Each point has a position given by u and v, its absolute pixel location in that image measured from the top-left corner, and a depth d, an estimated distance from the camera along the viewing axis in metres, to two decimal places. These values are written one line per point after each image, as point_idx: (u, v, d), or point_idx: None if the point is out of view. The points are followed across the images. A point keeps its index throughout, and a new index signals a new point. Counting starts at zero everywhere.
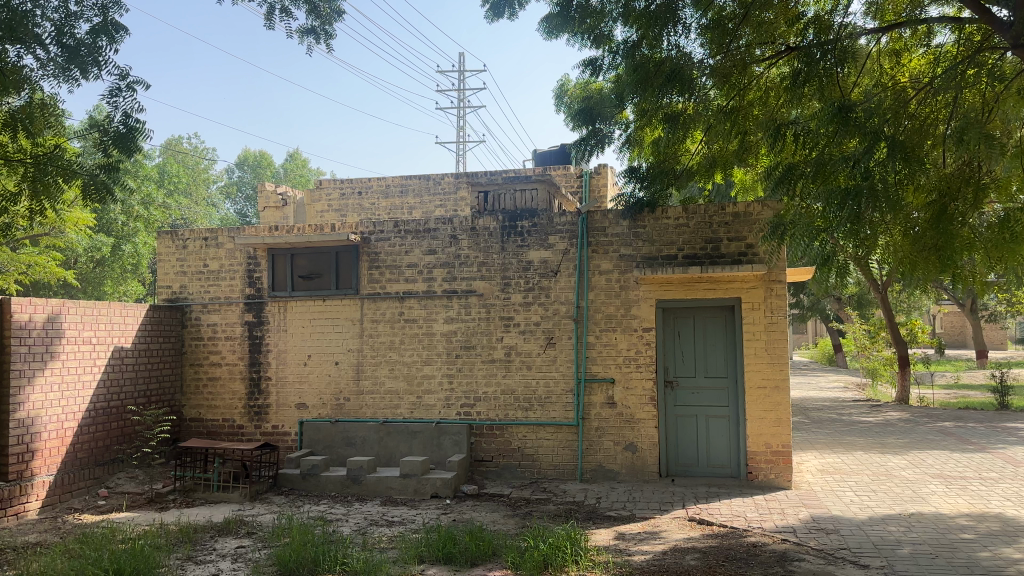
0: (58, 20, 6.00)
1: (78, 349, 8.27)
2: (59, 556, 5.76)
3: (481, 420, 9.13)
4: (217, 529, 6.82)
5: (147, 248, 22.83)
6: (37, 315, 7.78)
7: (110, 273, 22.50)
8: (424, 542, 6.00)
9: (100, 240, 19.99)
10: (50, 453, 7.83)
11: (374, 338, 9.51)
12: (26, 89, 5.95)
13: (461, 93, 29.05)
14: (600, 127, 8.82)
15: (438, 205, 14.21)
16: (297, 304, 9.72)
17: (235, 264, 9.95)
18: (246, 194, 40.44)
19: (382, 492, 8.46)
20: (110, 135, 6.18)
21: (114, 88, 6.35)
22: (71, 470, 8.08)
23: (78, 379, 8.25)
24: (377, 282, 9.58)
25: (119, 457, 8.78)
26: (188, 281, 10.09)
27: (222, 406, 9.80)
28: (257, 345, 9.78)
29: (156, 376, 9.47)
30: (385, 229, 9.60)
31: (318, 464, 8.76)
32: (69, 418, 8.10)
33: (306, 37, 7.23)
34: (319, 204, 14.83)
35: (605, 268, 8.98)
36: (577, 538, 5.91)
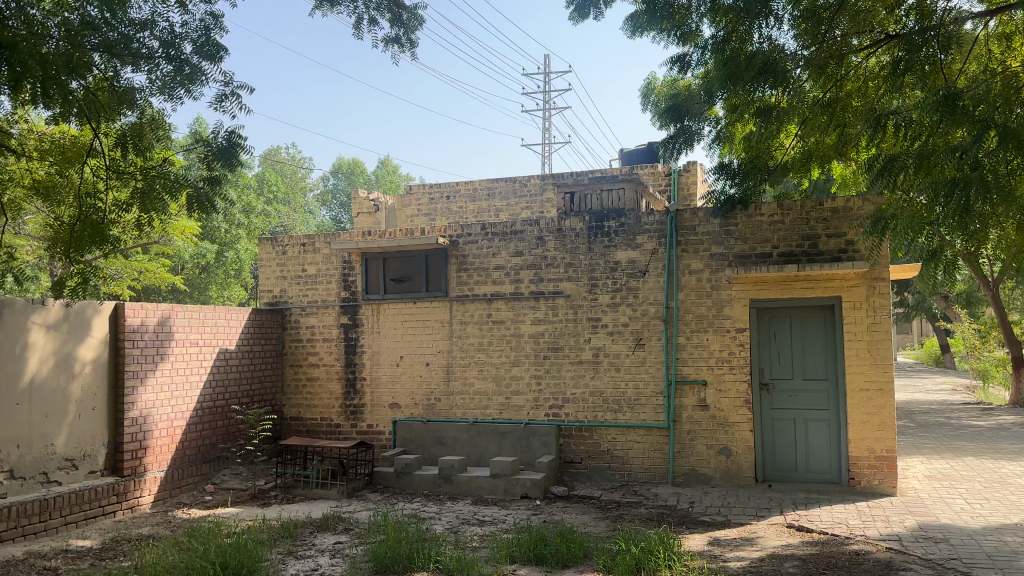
0: (164, 39, 6.18)
1: (186, 351, 8.67)
2: (170, 549, 6.06)
3: (571, 422, 9.11)
4: (315, 525, 7.03)
5: (248, 254, 23.74)
6: (148, 319, 8.19)
7: (214, 279, 23.51)
8: (516, 542, 6.03)
9: (205, 248, 20.88)
10: (161, 450, 8.24)
11: (463, 339, 9.62)
12: (136, 106, 6.19)
13: (547, 95, 29.06)
14: (690, 123, 8.65)
15: (525, 207, 14.25)
16: (389, 307, 9.94)
17: (332, 268, 10.26)
18: (340, 201, 41.58)
19: (473, 492, 8.55)
20: (213, 148, 6.49)
21: (222, 95, 6.48)
22: (180, 467, 8.48)
23: (186, 380, 8.65)
24: (466, 284, 9.69)
25: (224, 454, 9.17)
26: (287, 285, 10.47)
27: (320, 405, 10.12)
28: (351, 346, 10.05)
29: (258, 376, 9.85)
30: (474, 232, 9.71)
31: (411, 463, 8.91)
32: (179, 417, 8.51)
33: (389, 46, 7.36)
34: (409, 208, 15.12)
35: (696, 267, 8.81)
36: (670, 542, 5.81)
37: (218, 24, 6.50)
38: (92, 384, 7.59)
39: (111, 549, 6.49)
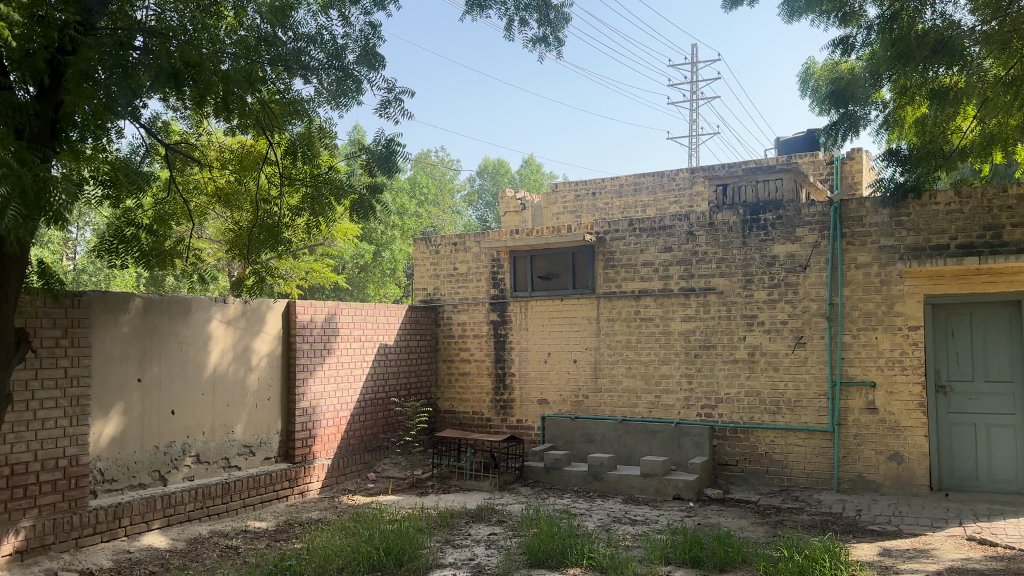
0: (324, 57, 6.40)
1: (350, 346, 9.12)
2: (338, 533, 6.41)
3: (725, 422, 8.86)
4: (471, 516, 7.22)
5: (402, 254, 24.68)
6: (317, 316, 8.68)
7: (371, 278, 24.60)
8: (670, 544, 5.93)
9: (363, 248, 21.90)
10: (328, 439, 8.73)
11: (611, 336, 9.56)
12: (304, 118, 6.56)
13: (694, 86, 28.31)
14: (855, 109, 8.03)
15: (673, 201, 13.95)
16: (537, 304, 10.04)
17: (481, 266, 10.49)
18: (487, 201, 42.40)
19: (623, 491, 8.48)
20: (373, 156, 6.63)
21: (386, 102, 6.68)
22: (345, 455, 8.95)
23: (351, 373, 9.12)
24: (614, 281, 9.62)
25: (384, 444, 9.60)
26: (439, 283, 10.82)
27: (472, 399, 10.37)
28: (501, 342, 10.25)
29: (414, 370, 10.23)
30: (621, 228, 9.63)
31: (560, 459, 8.97)
32: (344, 408, 8.99)
33: (537, 46, 7.40)
34: (555, 206, 15.23)
35: (862, 261, 8.32)
36: (836, 550, 5.52)
37: (377, 33, 6.54)
38: (267, 376, 8.17)
39: (284, 531, 6.96)
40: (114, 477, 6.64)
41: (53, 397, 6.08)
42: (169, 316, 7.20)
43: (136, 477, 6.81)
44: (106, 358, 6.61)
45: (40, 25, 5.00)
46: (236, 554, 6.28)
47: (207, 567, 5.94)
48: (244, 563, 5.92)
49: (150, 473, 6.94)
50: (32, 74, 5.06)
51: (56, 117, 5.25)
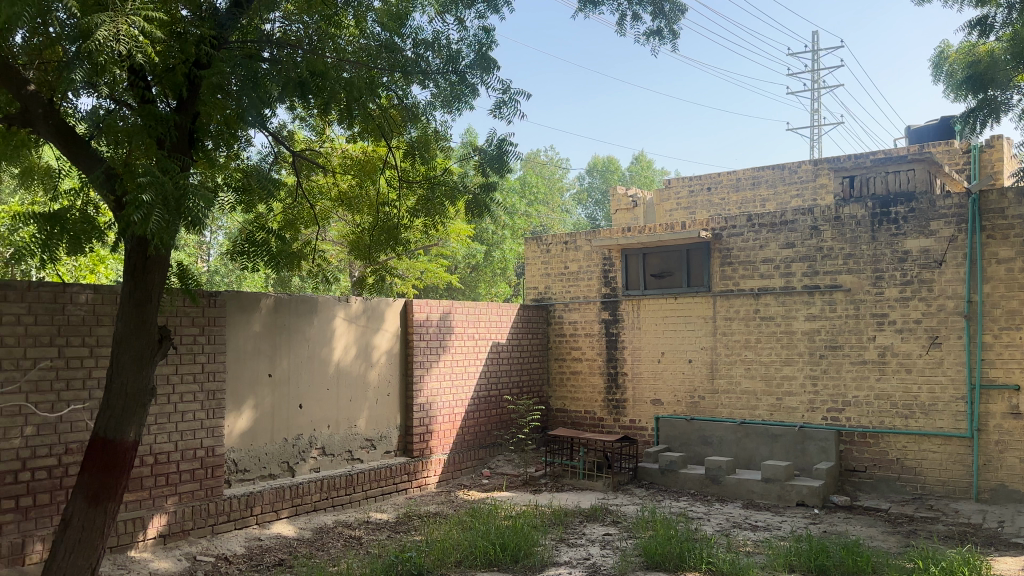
0: (441, 62, 6.45)
1: (464, 344, 9.28)
2: (455, 527, 6.52)
3: (852, 426, 8.46)
4: (585, 516, 7.20)
5: (512, 253, 24.88)
6: (432, 314, 8.87)
7: (483, 277, 24.92)
8: (794, 551, 5.71)
9: (474, 248, 22.23)
10: (444, 434, 8.91)
11: (729, 336, 9.31)
12: (419, 121, 6.73)
13: (816, 75, 27.22)
14: (994, 93, 7.48)
15: (795, 195, 13.44)
16: (651, 303, 9.91)
17: (593, 265, 10.43)
18: (597, 199, 42.15)
19: (743, 495, 8.23)
20: (484, 157, 6.67)
21: (501, 103, 6.72)
22: (460, 450, 9.12)
23: (465, 370, 9.27)
24: (731, 279, 9.37)
25: (498, 441, 9.71)
26: (551, 282, 10.83)
27: (584, 398, 10.34)
28: (613, 341, 10.17)
29: (527, 369, 10.30)
30: (739, 224, 9.37)
31: (676, 461, 8.80)
32: (459, 405, 9.15)
33: (651, 40, 7.27)
34: (668, 202, 14.98)
35: (1005, 255, 7.76)
36: (978, 564, 5.17)
37: (491, 38, 6.54)
38: (386, 372, 8.42)
39: (404, 523, 7.16)
40: (247, 467, 7.01)
41: (191, 391, 6.47)
42: (297, 314, 7.53)
43: (267, 467, 7.16)
44: (239, 354, 6.98)
45: (179, 41, 5.32)
46: (359, 544, 6.51)
47: (333, 556, 6.18)
48: (367, 554, 6.12)
49: (279, 464, 7.28)
50: (172, 88, 5.40)
51: (194, 128, 5.59)
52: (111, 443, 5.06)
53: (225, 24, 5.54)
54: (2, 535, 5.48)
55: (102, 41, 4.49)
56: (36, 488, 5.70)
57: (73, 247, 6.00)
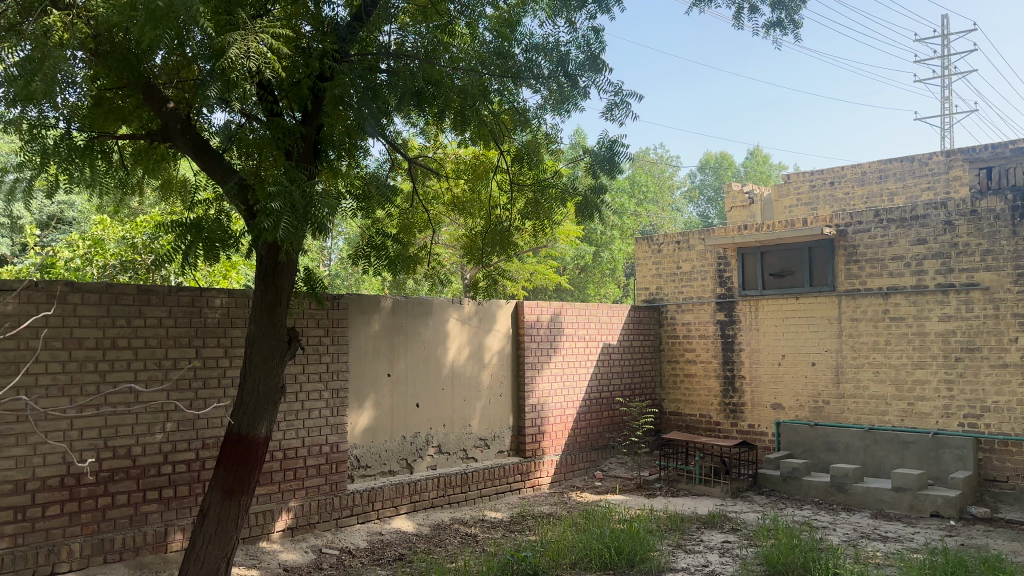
0: (551, 65, 6.43)
1: (575, 346, 9.27)
2: (570, 528, 6.54)
3: (993, 434, 7.93)
4: (702, 522, 7.06)
5: (622, 254, 24.65)
6: (543, 315, 8.92)
7: (592, 278, 24.84)
8: (929, 564, 5.41)
9: (583, 249, 22.19)
10: (556, 435, 8.95)
11: (855, 338, 8.92)
12: (529, 126, 6.81)
13: (948, 60, 25.72)
14: None
15: (926, 188, 12.72)
16: (770, 303, 9.62)
17: (707, 264, 10.22)
18: (709, 197, 41.21)
19: (871, 505, 7.86)
20: (596, 160, 6.66)
21: (613, 104, 6.68)
22: (573, 452, 9.13)
23: (576, 371, 9.27)
24: (856, 278, 8.97)
25: (611, 443, 9.67)
26: (663, 283, 10.68)
27: (699, 402, 10.14)
28: (729, 343, 9.93)
29: (639, 370, 10.20)
30: (864, 220, 8.96)
31: (799, 467, 8.50)
32: (571, 406, 9.16)
33: (771, 31, 7.06)
34: (787, 198, 14.47)
35: None
36: None
37: (600, 37, 6.50)
38: (499, 373, 8.53)
39: (519, 523, 7.23)
40: (368, 464, 7.26)
41: (317, 390, 6.76)
42: (413, 316, 7.74)
43: (387, 464, 7.40)
44: (360, 354, 7.24)
45: (304, 56, 5.57)
46: (475, 542, 6.62)
47: (450, 553, 6.32)
48: (484, 552, 6.22)
49: (398, 461, 7.50)
50: (297, 101, 5.67)
51: (319, 139, 5.86)
52: (244, 438, 5.36)
53: (345, 37, 5.77)
54: (147, 523, 5.91)
55: (234, 58, 4.76)
56: (177, 480, 6.10)
57: (208, 254, 6.39)
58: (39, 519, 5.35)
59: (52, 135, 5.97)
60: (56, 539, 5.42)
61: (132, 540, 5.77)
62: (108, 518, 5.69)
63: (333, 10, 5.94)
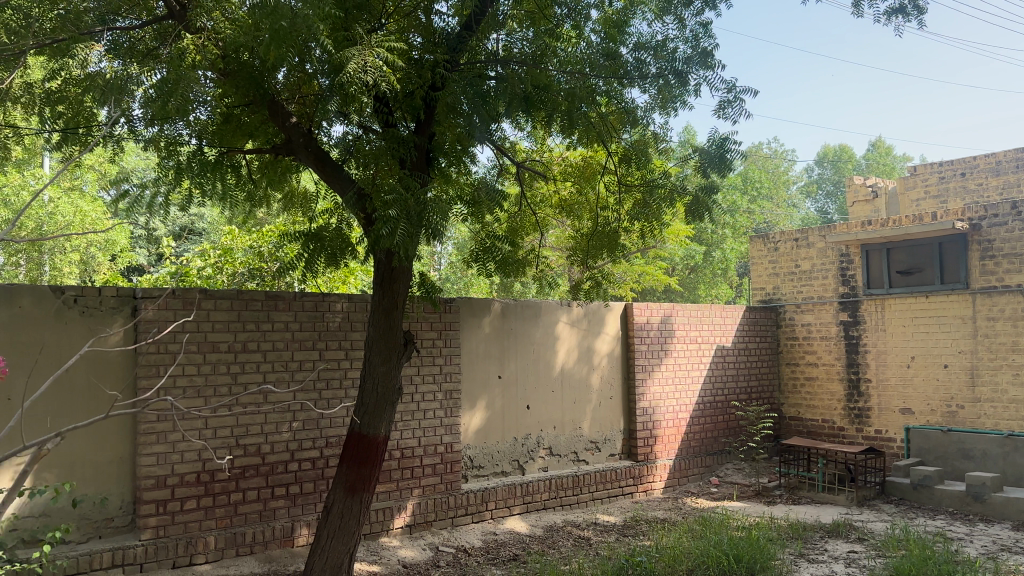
0: (660, 61, 6.35)
1: (687, 347, 9.12)
2: (686, 534, 6.45)
3: None
4: (826, 530, 6.81)
5: (734, 253, 24.03)
6: (653, 317, 8.81)
7: (703, 279, 24.35)
8: None
9: (694, 249, 21.78)
10: (669, 439, 8.83)
11: (992, 338, 8.38)
12: (638, 124, 6.60)
13: None
14: None
15: None
16: (897, 302, 9.17)
17: (828, 262, 9.85)
18: (826, 192, 39.62)
19: (1012, 516, 7.36)
20: (707, 158, 6.50)
21: (726, 101, 6.52)
22: (687, 456, 8.99)
23: (688, 374, 9.11)
24: (993, 274, 8.43)
25: (727, 448, 9.45)
26: (781, 282, 10.36)
27: (821, 406, 9.77)
28: (853, 345, 9.52)
29: (756, 374, 9.92)
30: (1001, 213, 8.42)
31: (931, 475, 8.08)
32: (684, 409, 9.01)
33: (893, 18, 6.74)
34: (914, 191, 13.74)
35: None
36: None
37: (709, 30, 6.38)
38: (610, 376, 8.50)
39: (633, 527, 7.19)
40: (481, 464, 7.39)
41: (432, 391, 6.94)
42: (522, 319, 7.82)
43: (499, 465, 7.51)
44: (472, 356, 7.38)
45: (416, 67, 5.73)
46: (589, 545, 6.63)
47: (564, 555, 6.36)
48: (598, 555, 6.23)
49: (510, 462, 7.60)
50: (410, 111, 5.88)
51: (430, 148, 6.05)
52: (364, 438, 5.58)
53: (455, 47, 5.91)
54: (275, 518, 6.22)
55: (353, 73, 4.97)
56: (302, 477, 6.39)
57: (329, 262, 6.67)
58: (178, 512, 5.74)
59: (186, 152, 6.39)
60: (193, 531, 5.80)
61: (262, 534, 6.09)
62: (240, 512, 6.04)
63: (443, 20, 6.12)
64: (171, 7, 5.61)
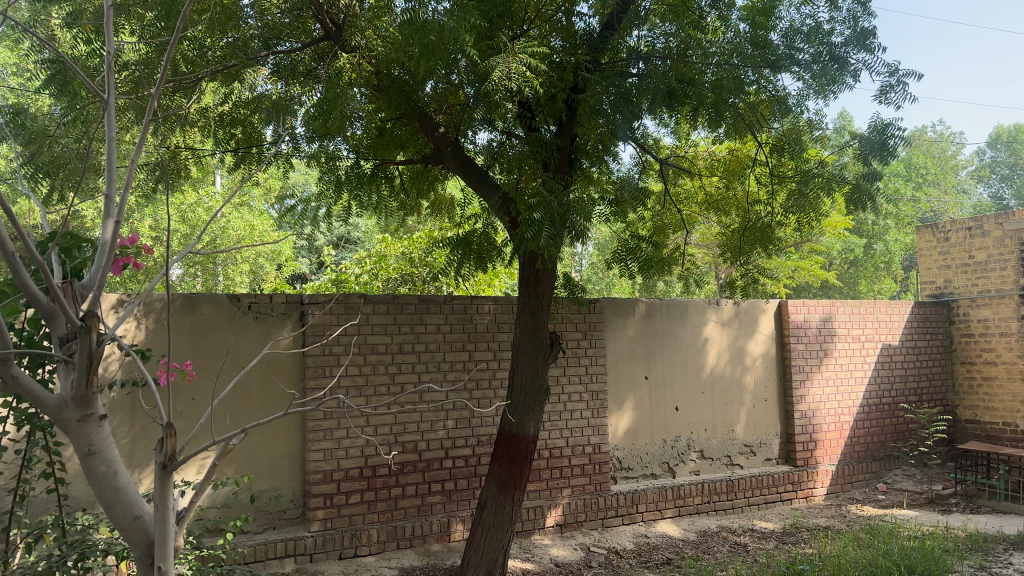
0: (816, 45, 6.06)
1: (849, 346, 8.64)
2: (851, 543, 6.13)
3: None
4: (1011, 543, 6.27)
5: (898, 244, 22.56)
6: (811, 316, 8.42)
7: (863, 272, 23.05)
8: None
9: (852, 241, 20.63)
10: (831, 443, 8.40)
11: None
12: (789, 113, 6.37)
13: None
14: None
15: None
16: None
17: (1006, 253, 9.04)
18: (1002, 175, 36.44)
19: None
20: (868, 146, 6.15)
21: (887, 86, 6.16)
22: (850, 462, 8.53)
23: (851, 375, 8.63)
24: None
25: (896, 453, 8.88)
26: (952, 275, 9.63)
27: (1002, 409, 9.00)
28: None
29: (926, 374, 9.27)
30: None
31: None
32: (847, 412, 8.56)
33: None
34: None
35: None
36: None
37: (868, 10, 6.07)
38: (764, 376, 8.22)
39: (792, 534, 6.91)
40: (631, 466, 7.33)
41: (579, 391, 6.96)
42: (670, 319, 7.69)
43: (649, 467, 7.42)
44: (619, 356, 7.34)
45: (559, 70, 5.80)
46: (746, 551, 6.44)
47: (720, 560, 6.21)
48: (756, 562, 6.03)
49: (661, 464, 7.49)
50: (552, 114, 5.99)
51: (573, 149, 6.15)
52: (515, 436, 5.69)
53: (597, 47, 5.97)
54: (432, 513, 6.44)
55: (498, 80, 5.05)
56: (457, 474, 6.57)
57: (478, 265, 6.85)
58: (344, 505, 6.06)
59: (343, 166, 6.78)
60: (358, 524, 6.11)
61: (421, 529, 6.32)
62: (400, 507, 6.30)
63: (584, 21, 6.12)
64: (329, 28, 6.01)
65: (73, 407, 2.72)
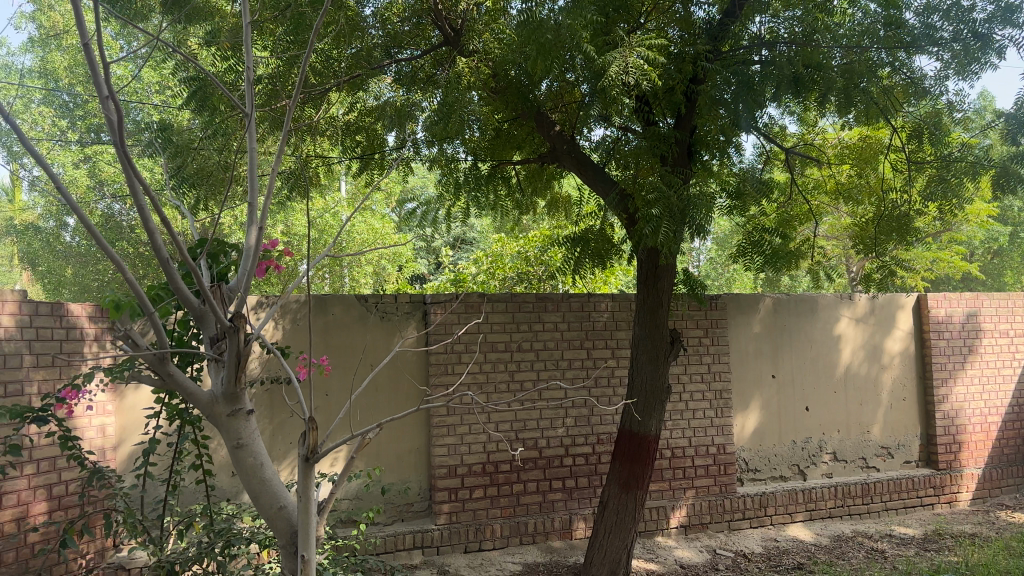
0: (956, 24, 5.67)
1: (997, 342, 8.07)
2: (1002, 553, 5.73)
3: None
4: None
5: None
6: (954, 311, 7.91)
7: (1010, 263, 21.48)
8: None
9: (998, 230, 19.26)
10: (977, 446, 7.88)
11: None
12: (925, 96, 6.06)
13: None
14: None
15: None
16: None
17: None
18: None
19: None
20: (1016, 125, 5.73)
21: None
22: (999, 465, 7.97)
23: (999, 373, 8.06)
24: None
25: None
26: None
27: None
28: None
29: None
30: None
31: None
32: (995, 413, 8.00)
33: None
34: None
35: None
36: None
37: None
38: (902, 375, 7.79)
39: (935, 542, 6.53)
40: (758, 467, 7.11)
41: (701, 390, 6.81)
42: (798, 315, 7.41)
43: (778, 469, 7.17)
44: (744, 354, 7.15)
45: (677, 61, 5.68)
46: (884, 558, 6.13)
47: (856, 567, 5.93)
48: (895, 570, 5.73)
49: (790, 466, 7.23)
50: (671, 106, 5.88)
51: (692, 142, 6.05)
52: (636, 434, 5.64)
53: (716, 35, 5.81)
54: (554, 510, 6.46)
55: (615, 75, 5.01)
56: (578, 471, 6.56)
57: (596, 263, 6.82)
58: (468, 499, 6.17)
59: (462, 168, 6.91)
60: (481, 518, 6.20)
61: (543, 525, 6.35)
62: (522, 503, 6.35)
63: (703, 10, 5.98)
64: (448, 34, 6.16)
65: (223, 402, 2.84)
